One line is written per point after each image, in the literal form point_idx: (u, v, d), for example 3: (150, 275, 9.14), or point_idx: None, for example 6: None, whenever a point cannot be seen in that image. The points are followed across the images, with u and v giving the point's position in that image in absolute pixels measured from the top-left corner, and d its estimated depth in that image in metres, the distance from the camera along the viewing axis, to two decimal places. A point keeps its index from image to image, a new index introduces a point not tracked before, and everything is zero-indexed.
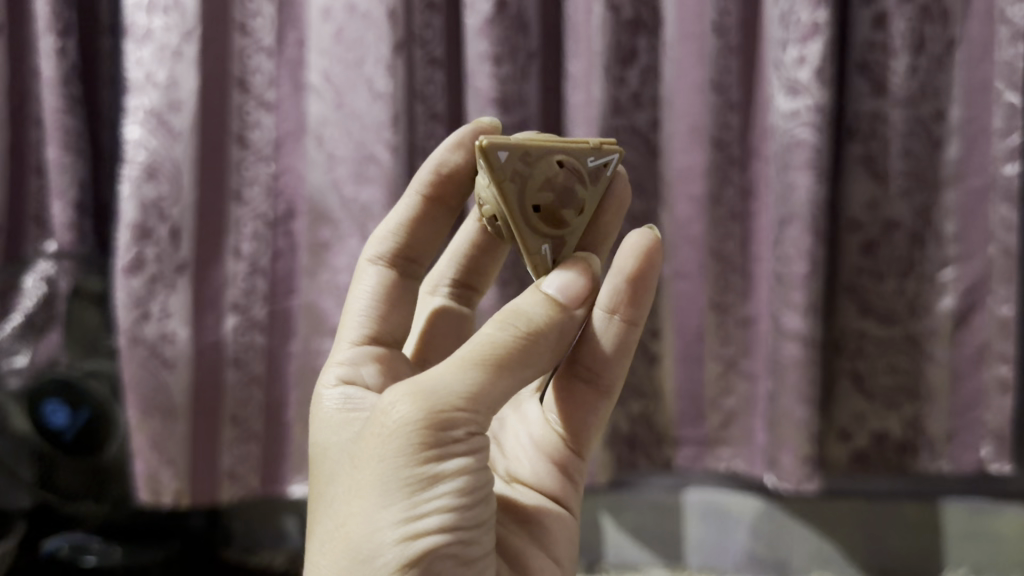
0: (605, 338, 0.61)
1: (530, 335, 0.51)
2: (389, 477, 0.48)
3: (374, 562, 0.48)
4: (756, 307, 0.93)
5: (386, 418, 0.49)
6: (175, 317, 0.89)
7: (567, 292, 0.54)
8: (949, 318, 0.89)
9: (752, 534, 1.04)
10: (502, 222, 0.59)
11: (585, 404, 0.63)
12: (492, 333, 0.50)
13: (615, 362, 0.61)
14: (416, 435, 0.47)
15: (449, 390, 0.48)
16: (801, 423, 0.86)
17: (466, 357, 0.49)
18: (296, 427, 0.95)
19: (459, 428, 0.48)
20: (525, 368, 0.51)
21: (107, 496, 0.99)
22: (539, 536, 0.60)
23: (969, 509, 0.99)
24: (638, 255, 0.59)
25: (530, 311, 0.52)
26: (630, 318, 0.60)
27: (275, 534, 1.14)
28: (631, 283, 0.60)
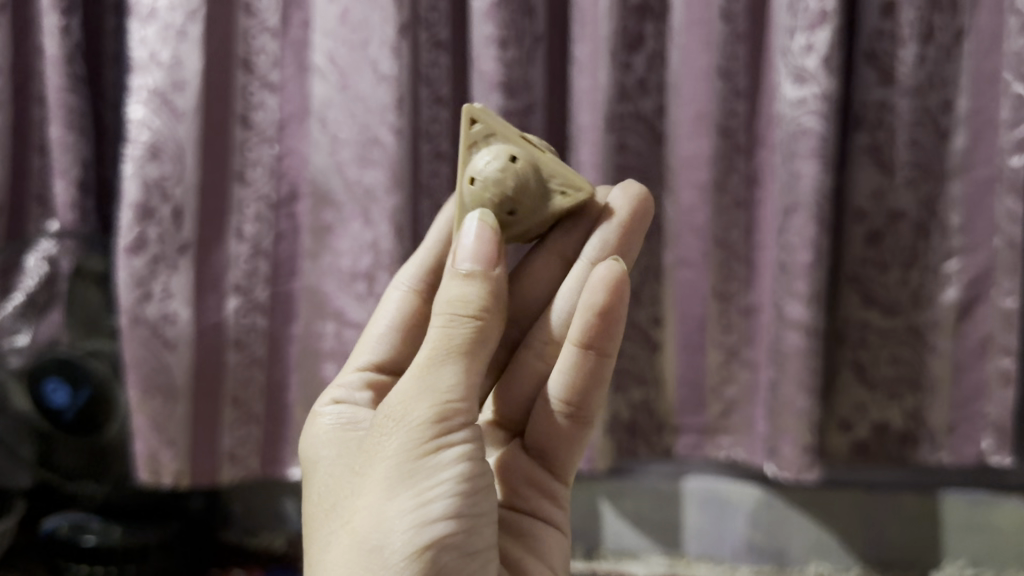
0: (575, 375, 0.64)
1: (485, 315, 0.52)
2: (395, 472, 0.51)
3: (381, 553, 0.50)
4: (759, 296, 0.92)
5: (387, 419, 0.52)
6: (177, 298, 0.89)
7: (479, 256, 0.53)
8: (952, 310, 0.89)
9: (751, 523, 1.04)
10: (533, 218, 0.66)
11: (562, 430, 0.67)
12: (447, 327, 0.52)
13: (586, 392, 0.65)
14: (421, 430, 0.50)
15: (435, 386, 0.51)
16: (803, 413, 0.86)
17: (439, 351, 0.51)
18: (296, 411, 0.95)
19: (457, 424, 0.51)
20: (481, 350, 0.52)
21: (108, 475, 0.98)
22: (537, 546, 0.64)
23: (969, 501, 0.99)
24: (604, 286, 0.60)
25: (469, 293, 0.52)
26: (602, 352, 0.63)
27: (273, 516, 1.14)
28: (598, 318, 0.61)
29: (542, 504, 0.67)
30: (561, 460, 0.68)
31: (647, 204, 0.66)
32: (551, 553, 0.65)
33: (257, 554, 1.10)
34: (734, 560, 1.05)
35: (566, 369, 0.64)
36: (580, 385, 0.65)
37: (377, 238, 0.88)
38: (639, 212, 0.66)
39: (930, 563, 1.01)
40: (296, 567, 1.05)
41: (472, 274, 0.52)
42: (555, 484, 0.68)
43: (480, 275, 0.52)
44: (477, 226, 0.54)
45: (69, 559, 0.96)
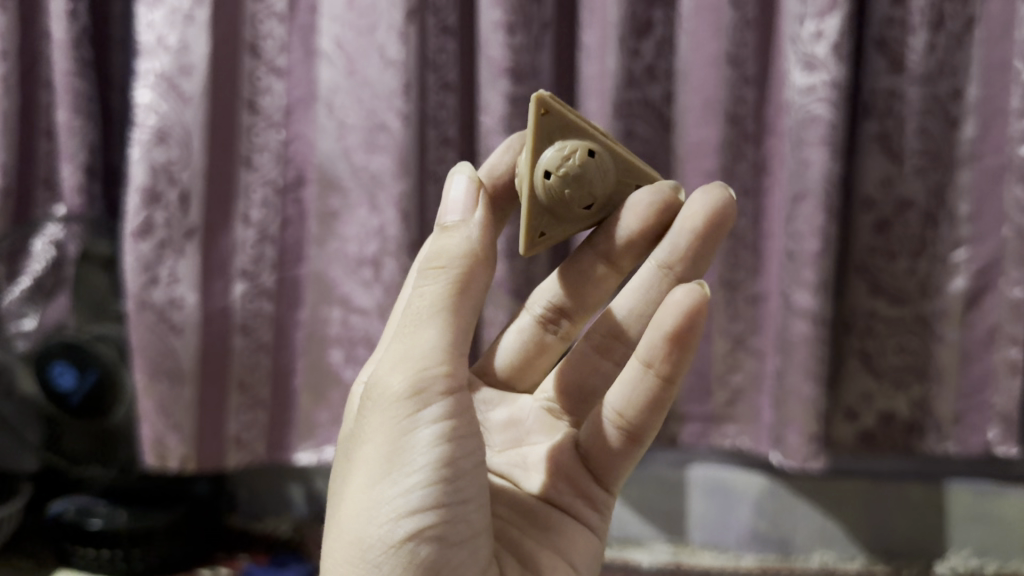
0: (636, 392, 0.60)
1: (461, 264, 0.50)
2: (378, 456, 0.50)
3: (365, 542, 0.50)
4: (766, 284, 0.92)
5: (370, 398, 0.52)
6: (183, 282, 0.89)
7: (460, 210, 0.53)
8: (960, 300, 0.89)
9: (756, 512, 1.04)
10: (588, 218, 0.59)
11: (608, 444, 0.63)
12: (423, 289, 0.51)
13: (647, 412, 0.60)
14: (397, 409, 0.50)
15: (411, 357, 0.50)
16: (809, 401, 0.86)
17: (419, 318, 0.50)
18: (301, 396, 0.96)
19: (434, 398, 0.50)
20: (461, 301, 0.51)
21: (114, 460, 0.98)
22: (558, 542, 0.61)
23: (975, 491, 0.98)
24: (674, 316, 0.56)
25: (448, 248, 0.51)
26: (665, 377, 0.59)
27: (281, 501, 1.14)
28: (669, 346, 0.57)
29: (576, 504, 0.63)
30: (606, 467, 0.64)
31: (727, 212, 0.60)
32: (575, 549, 0.62)
33: (262, 540, 1.09)
34: (739, 549, 1.05)
35: (629, 384, 0.60)
36: (640, 406, 0.60)
37: (384, 224, 0.88)
38: (716, 220, 0.59)
39: (934, 554, 1.00)
40: (302, 551, 1.05)
41: (454, 227, 0.52)
42: (594, 490, 0.64)
43: (460, 225, 0.52)
44: (464, 185, 0.54)
45: (75, 543, 0.97)
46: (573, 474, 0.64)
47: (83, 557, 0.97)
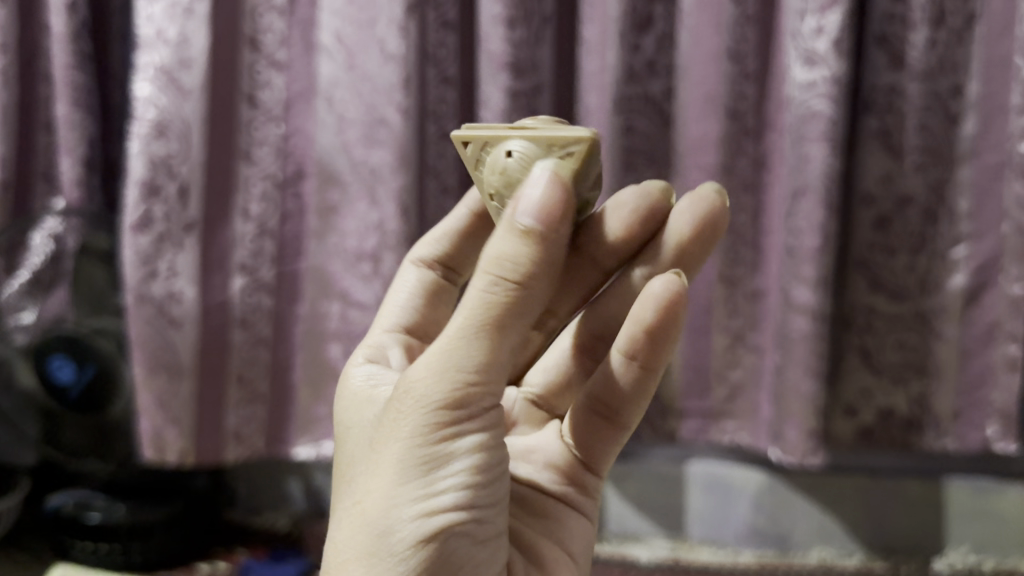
0: (618, 382, 0.60)
1: (527, 283, 0.46)
2: (411, 457, 0.49)
3: (388, 540, 0.49)
4: (766, 280, 0.92)
5: (406, 395, 0.49)
6: (182, 276, 0.89)
7: (540, 211, 0.47)
8: (959, 296, 0.89)
9: (754, 507, 1.04)
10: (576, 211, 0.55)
11: (594, 428, 0.63)
12: (480, 300, 0.47)
13: (630, 399, 0.61)
14: (440, 415, 0.48)
15: (460, 368, 0.47)
16: (808, 397, 0.86)
17: (466, 326, 0.47)
18: (300, 390, 0.95)
19: (477, 409, 0.49)
20: (515, 319, 0.47)
21: (112, 455, 0.98)
22: (557, 534, 0.62)
23: (974, 488, 0.98)
24: (652, 306, 0.55)
25: (510, 254, 0.46)
26: (647, 367, 0.59)
27: (279, 496, 1.12)
28: (646, 335, 0.57)
29: (572, 494, 0.64)
30: (593, 450, 0.64)
31: (718, 219, 0.57)
32: (571, 539, 0.62)
33: (261, 535, 1.09)
34: (737, 545, 1.05)
35: (609, 372, 0.60)
36: (622, 393, 0.61)
37: (383, 219, 0.88)
38: (707, 227, 0.57)
39: (933, 550, 1.01)
40: (301, 547, 1.05)
41: (529, 231, 0.46)
42: (586, 477, 0.65)
43: (530, 234, 0.46)
44: (545, 176, 0.48)
45: (74, 536, 0.97)
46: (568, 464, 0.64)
47: (80, 550, 0.97)
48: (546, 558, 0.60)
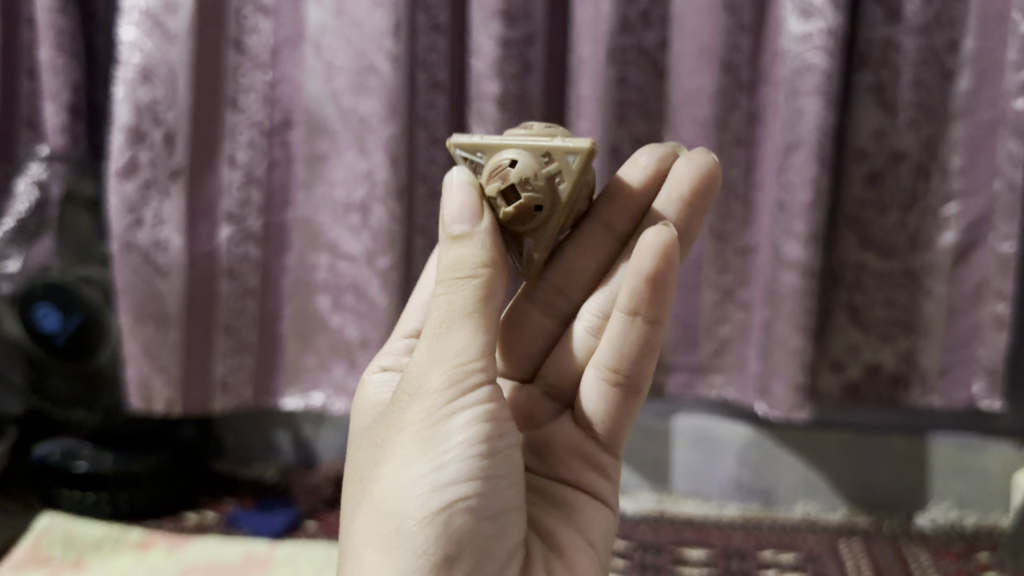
0: (624, 344, 0.57)
1: (483, 275, 0.50)
2: (414, 440, 0.50)
3: (398, 520, 0.50)
4: (756, 236, 0.92)
5: (405, 392, 0.52)
6: (168, 225, 0.88)
7: (457, 208, 0.52)
8: (950, 254, 0.89)
9: (740, 461, 1.04)
10: (546, 211, 0.54)
11: (606, 400, 0.60)
12: (447, 295, 0.51)
13: (635, 358, 0.58)
14: (434, 397, 0.50)
15: (446, 354, 0.50)
16: (796, 352, 0.86)
17: (448, 317, 0.50)
18: (288, 342, 0.95)
19: (472, 386, 0.50)
20: (486, 312, 0.51)
21: (98, 405, 0.98)
22: (569, 516, 0.59)
23: (958, 445, 0.99)
24: (651, 252, 0.53)
25: (466, 254, 0.51)
26: (652, 319, 0.56)
27: (267, 447, 1.12)
28: (649, 285, 0.54)
29: (585, 475, 0.61)
30: (605, 426, 0.61)
31: (710, 178, 0.59)
32: (590, 525, 0.60)
33: (250, 484, 1.08)
34: (722, 499, 1.06)
35: (615, 336, 0.57)
36: (628, 356, 0.58)
37: (372, 168, 0.87)
38: (700, 188, 0.59)
39: (915, 506, 1.02)
40: (288, 495, 1.04)
41: (463, 235, 0.51)
42: (601, 456, 0.61)
43: (472, 234, 0.51)
44: (456, 182, 0.53)
45: (62, 485, 0.97)
46: (581, 445, 0.61)
47: (69, 499, 0.98)
48: (558, 535, 0.58)
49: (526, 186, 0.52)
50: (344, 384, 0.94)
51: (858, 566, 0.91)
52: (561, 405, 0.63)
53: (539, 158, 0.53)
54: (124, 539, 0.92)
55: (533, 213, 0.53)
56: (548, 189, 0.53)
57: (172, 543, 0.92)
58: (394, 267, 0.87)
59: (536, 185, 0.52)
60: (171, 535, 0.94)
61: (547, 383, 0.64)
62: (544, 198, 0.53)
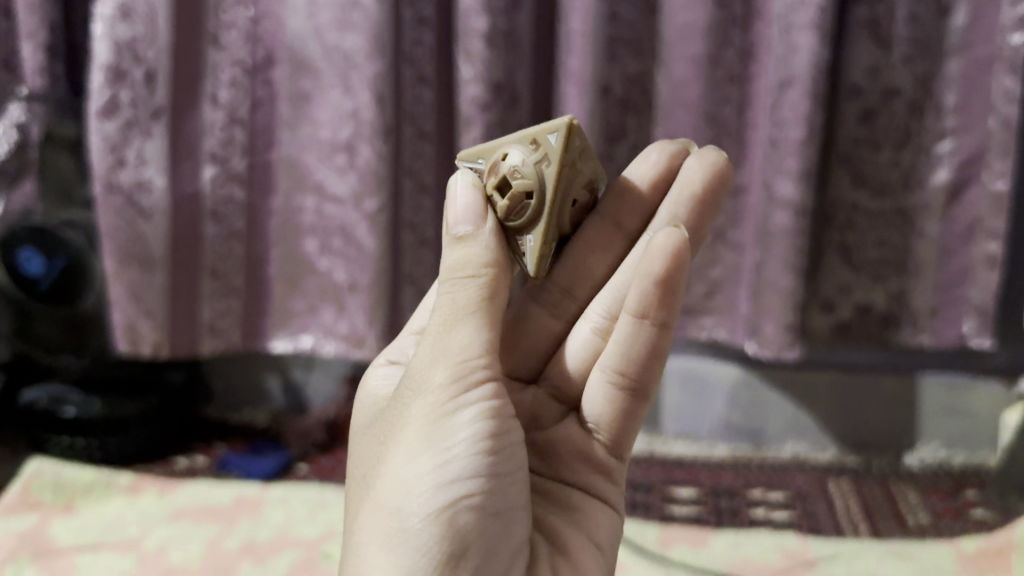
0: (634, 347, 0.53)
1: (487, 274, 0.50)
2: (417, 437, 0.48)
3: (399, 518, 0.47)
4: (748, 176, 0.91)
5: (410, 388, 0.50)
6: (151, 165, 0.87)
7: (456, 205, 0.52)
8: (942, 193, 0.88)
9: (729, 403, 1.05)
10: (539, 199, 0.52)
11: (612, 406, 0.56)
12: (451, 294, 0.50)
13: (645, 361, 0.54)
14: (439, 390, 0.48)
15: (450, 350, 0.49)
16: (787, 292, 0.86)
17: (453, 315, 0.49)
18: (276, 286, 0.94)
19: (476, 382, 0.48)
20: (490, 311, 0.50)
21: (86, 350, 0.98)
22: (577, 520, 0.55)
23: (947, 384, 0.99)
24: (663, 256, 0.49)
25: (470, 254, 0.50)
26: (662, 323, 0.52)
27: (257, 393, 1.12)
28: (660, 289, 0.50)
29: (593, 480, 0.57)
30: (612, 430, 0.56)
31: (722, 174, 0.57)
32: (597, 529, 0.55)
33: (241, 428, 1.08)
34: (713, 439, 1.06)
35: (622, 340, 0.53)
36: (637, 359, 0.54)
37: (357, 107, 0.84)
38: (712, 184, 0.57)
39: (904, 445, 1.02)
40: (279, 440, 1.04)
41: (467, 235, 0.51)
42: (610, 460, 0.57)
43: (475, 235, 0.51)
44: (459, 184, 0.54)
45: (49, 430, 0.97)
46: (591, 448, 0.57)
47: (56, 444, 0.97)
48: (569, 545, 0.53)
49: (517, 173, 0.52)
50: (333, 328, 0.93)
51: (848, 504, 0.92)
52: (567, 406, 0.60)
53: (527, 148, 0.52)
54: (114, 484, 0.92)
55: (528, 204, 0.52)
56: (537, 175, 0.52)
57: (162, 488, 0.92)
58: (382, 209, 0.86)
59: (525, 172, 0.52)
60: (162, 479, 0.94)
61: (554, 383, 0.61)
62: (534, 185, 0.52)
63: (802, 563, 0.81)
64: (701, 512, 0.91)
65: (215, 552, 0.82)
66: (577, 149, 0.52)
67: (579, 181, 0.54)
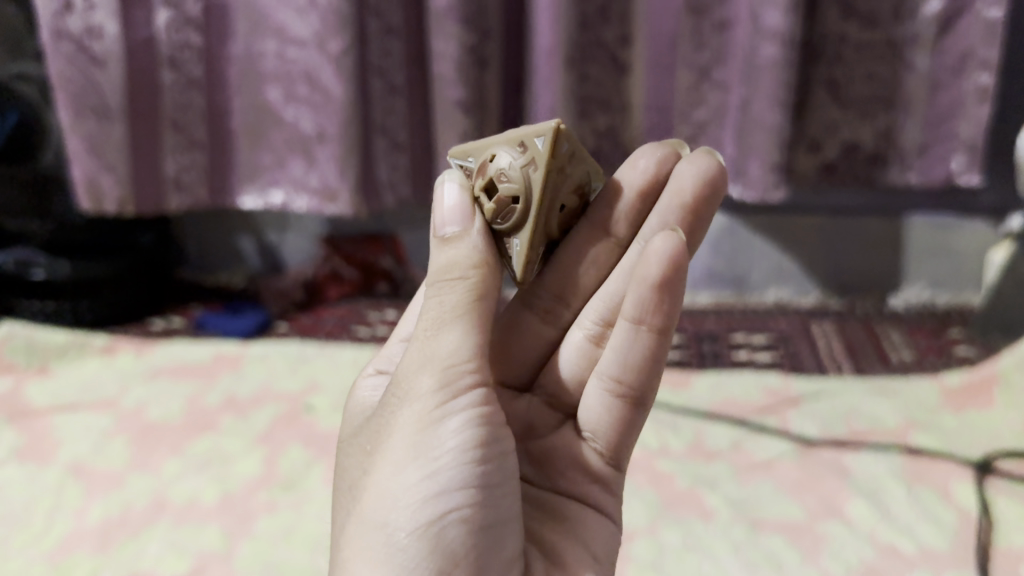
0: (630, 354, 0.48)
1: (477, 275, 0.42)
2: (399, 449, 0.41)
3: (381, 538, 0.40)
4: (735, 9, 0.86)
5: (394, 396, 0.43)
6: (101, 10, 0.82)
7: (442, 212, 0.44)
8: (934, 22, 0.84)
9: (713, 250, 1.02)
10: (524, 204, 0.43)
11: (611, 415, 0.49)
12: (437, 297, 0.42)
13: (642, 369, 0.48)
14: (423, 396, 0.41)
15: (436, 355, 0.41)
16: (773, 129, 0.83)
17: (438, 318, 0.42)
18: (240, 138, 0.91)
19: (464, 389, 0.41)
20: (480, 314, 0.42)
21: (51, 213, 0.93)
22: (576, 531, 0.48)
23: (934, 226, 0.97)
24: (659, 262, 0.44)
25: (457, 255, 0.42)
26: (661, 328, 0.46)
27: (231, 254, 1.10)
28: (657, 294, 0.45)
29: (589, 491, 0.50)
30: (610, 438, 0.50)
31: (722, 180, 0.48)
32: (597, 541, 0.49)
33: (216, 290, 1.06)
34: (694, 289, 1.05)
35: (619, 345, 0.48)
36: (635, 366, 0.48)
37: None
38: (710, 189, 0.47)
39: (888, 288, 1.02)
40: (256, 299, 1.03)
41: (454, 239, 0.43)
42: (607, 469, 0.50)
43: (464, 236, 0.43)
44: (445, 185, 0.45)
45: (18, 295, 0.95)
46: (588, 456, 0.51)
47: (27, 308, 0.95)
48: (566, 553, 0.46)
49: (503, 177, 0.43)
50: (303, 181, 0.90)
51: (830, 344, 0.92)
52: (564, 414, 0.53)
53: (514, 151, 0.43)
54: (88, 345, 0.90)
55: (513, 210, 0.43)
56: (523, 180, 0.43)
57: (138, 350, 0.91)
58: (348, 51, 0.81)
59: (511, 176, 0.43)
60: (138, 340, 0.93)
61: (551, 388, 0.54)
62: (521, 189, 0.43)
63: (785, 400, 0.81)
64: (684, 357, 0.91)
65: (194, 407, 0.81)
66: (567, 153, 0.44)
67: (570, 185, 0.46)
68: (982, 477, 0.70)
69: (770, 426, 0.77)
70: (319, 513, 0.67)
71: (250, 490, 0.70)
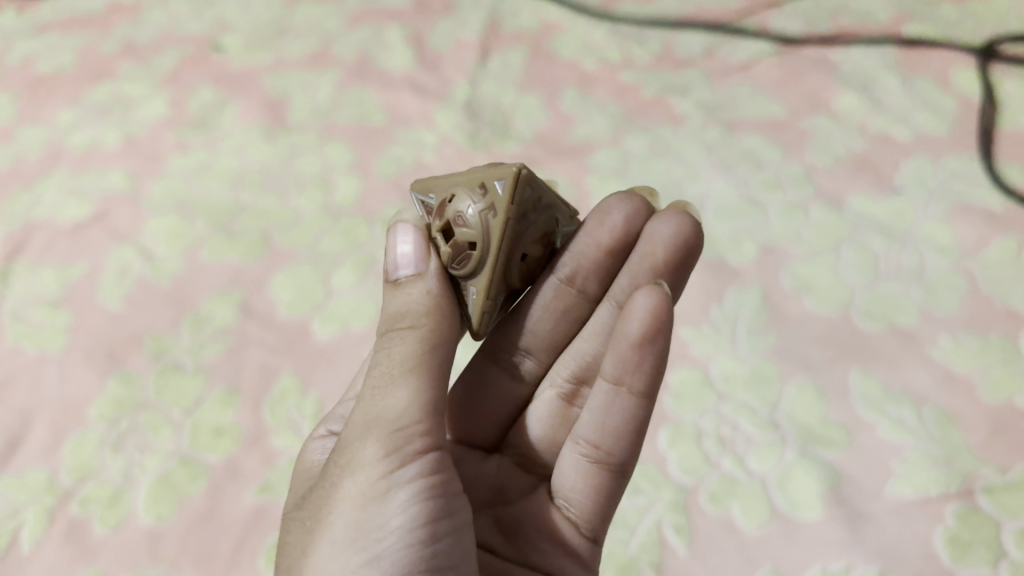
0: (610, 416, 0.35)
1: (430, 321, 0.30)
2: (331, 535, 0.29)
3: None
4: None
5: (325, 474, 0.31)
6: None
7: (395, 264, 0.31)
8: None
9: None
10: (484, 257, 0.30)
11: (588, 486, 0.36)
12: (384, 350, 0.30)
13: (632, 434, 0.35)
14: (362, 466, 0.29)
15: (376, 417, 0.29)
16: None
17: (380, 377, 0.30)
18: None
19: (412, 455, 0.29)
20: (437, 371, 0.30)
21: None
22: None
23: None
24: (639, 320, 0.33)
25: (409, 306, 0.30)
26: (648, 388, 0.34)
27: None
28: (644, 354, 0.33)
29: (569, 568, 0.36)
30: (588, 510, 0.36)
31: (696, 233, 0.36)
32: None
33: None
34: None
35: (601, 407, 0.35)
36: (622, 430, 0.35)
37: None
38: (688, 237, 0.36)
39: None
40: None
41: (406, 288, 0.31)
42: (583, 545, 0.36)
43: (416, 288, 0.30)
44: (398, 227, 0.32)
45: None
46: (559, 525, 0.36)
47: None
48: None
49: (463, 224, 0.30)
50: None
51: None
52: (539, 476, 0.38)
53: (473, 192, 0.31)
54: None
55: (470, 258, 0.30)
56: (482, 231, 0.30)
57: (19, 7, 0.77)
58: None
59: (467, 220, 0.30)
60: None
61: (525, 450, 0.39)
62: (479, 237, 0.30)
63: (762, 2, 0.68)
64: None
65: (89, 56, 0.70)
66: (536, 195, 0.31)
67: (545, 233, 0.32)
68: (988, 63, 0.62)
69: (748, 28, 0.66)
70: (236, 151, 0.58)
71: (156, 133, 0.61)
